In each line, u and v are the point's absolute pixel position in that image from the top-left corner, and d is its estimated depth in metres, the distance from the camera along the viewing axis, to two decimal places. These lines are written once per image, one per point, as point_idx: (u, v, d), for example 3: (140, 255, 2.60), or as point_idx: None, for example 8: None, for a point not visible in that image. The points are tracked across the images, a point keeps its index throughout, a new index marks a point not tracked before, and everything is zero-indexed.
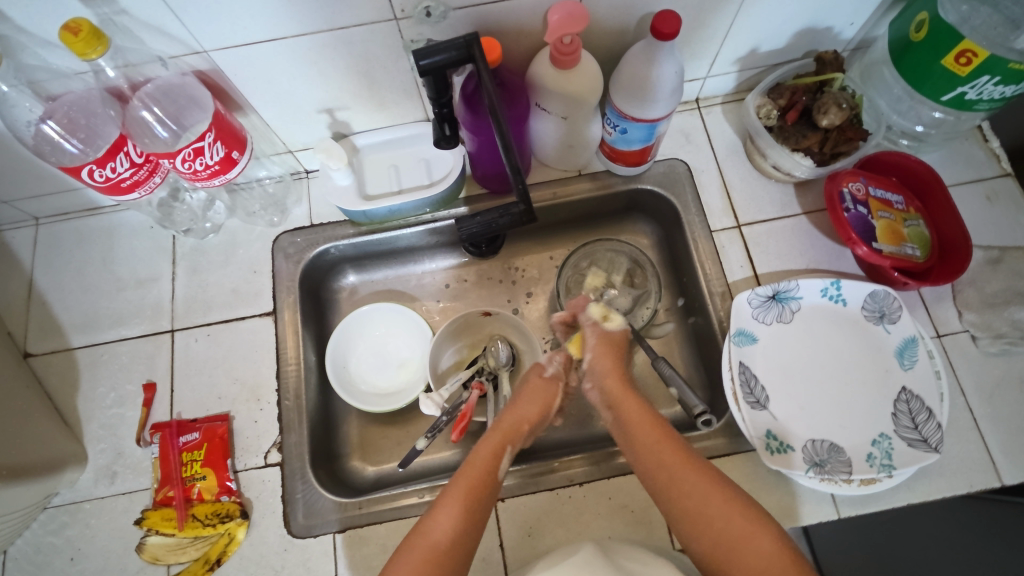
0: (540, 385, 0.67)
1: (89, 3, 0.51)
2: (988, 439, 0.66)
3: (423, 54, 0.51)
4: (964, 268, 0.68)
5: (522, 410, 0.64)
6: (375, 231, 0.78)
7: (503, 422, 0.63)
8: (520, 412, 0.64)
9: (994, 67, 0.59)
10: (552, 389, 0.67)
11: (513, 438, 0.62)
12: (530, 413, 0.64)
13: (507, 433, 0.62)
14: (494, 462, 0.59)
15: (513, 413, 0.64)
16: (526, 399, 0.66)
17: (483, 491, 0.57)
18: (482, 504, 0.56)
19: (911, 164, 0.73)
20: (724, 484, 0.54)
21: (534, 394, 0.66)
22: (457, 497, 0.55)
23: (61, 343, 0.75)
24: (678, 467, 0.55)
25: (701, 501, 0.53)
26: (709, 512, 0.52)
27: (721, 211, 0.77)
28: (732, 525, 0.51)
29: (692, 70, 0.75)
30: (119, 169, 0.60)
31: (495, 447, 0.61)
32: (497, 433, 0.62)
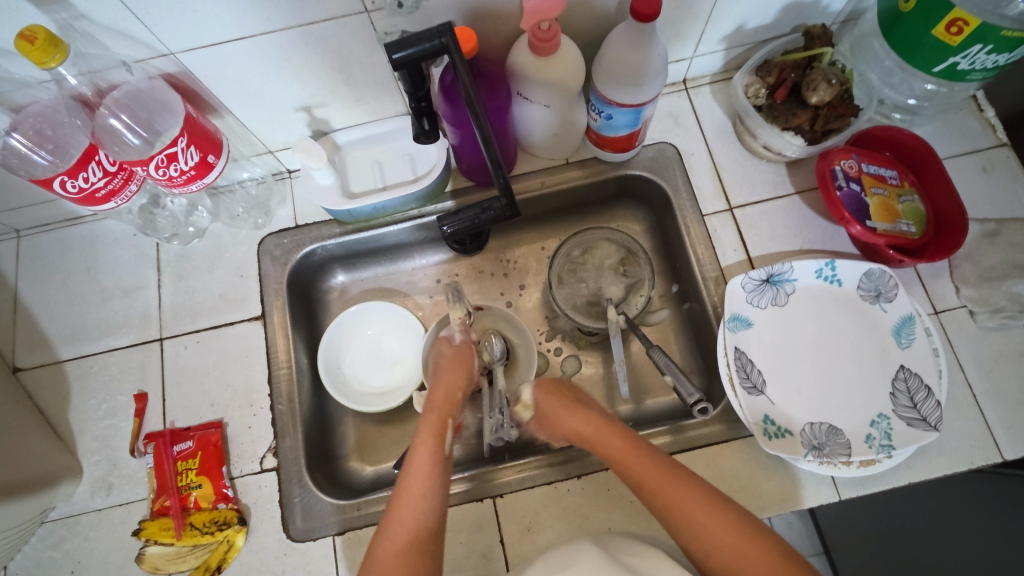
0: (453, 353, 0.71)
1: (46, 8, 0.49)
2: (988, 414, 0.65)
3: (395, 47, 0.48)
4: (960, 243, 0.66)
5: (449, 378, 0.68)
6: (361, 229, 0.77)
7: (437, 398, 0.66)
8: (445, 381, 0.68)
9: (986, 35, 0.57)
10: (466, 354, 0.72)
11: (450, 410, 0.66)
12: (456, 379, 0.68)
13: (442, 409, 0.66)
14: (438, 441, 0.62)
15: (443, 386, 0.68)
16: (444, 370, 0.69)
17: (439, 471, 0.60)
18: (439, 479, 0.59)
19: (905, 138, 0.71)
20: (691, 476, 0.56)
21: (453, 364, 0.70)
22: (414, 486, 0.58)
23: (50, 356, 0.74)
24: (646, 464, 0.57)
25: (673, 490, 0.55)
26: (680, 502, 0.54)
27: (712, 194, 0.76)
28: (703, 512, 0.53)
29: (677, 50, 0.73)
30: (92, 179, 0.59)
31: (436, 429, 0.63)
32: (435, 411, 0.65)
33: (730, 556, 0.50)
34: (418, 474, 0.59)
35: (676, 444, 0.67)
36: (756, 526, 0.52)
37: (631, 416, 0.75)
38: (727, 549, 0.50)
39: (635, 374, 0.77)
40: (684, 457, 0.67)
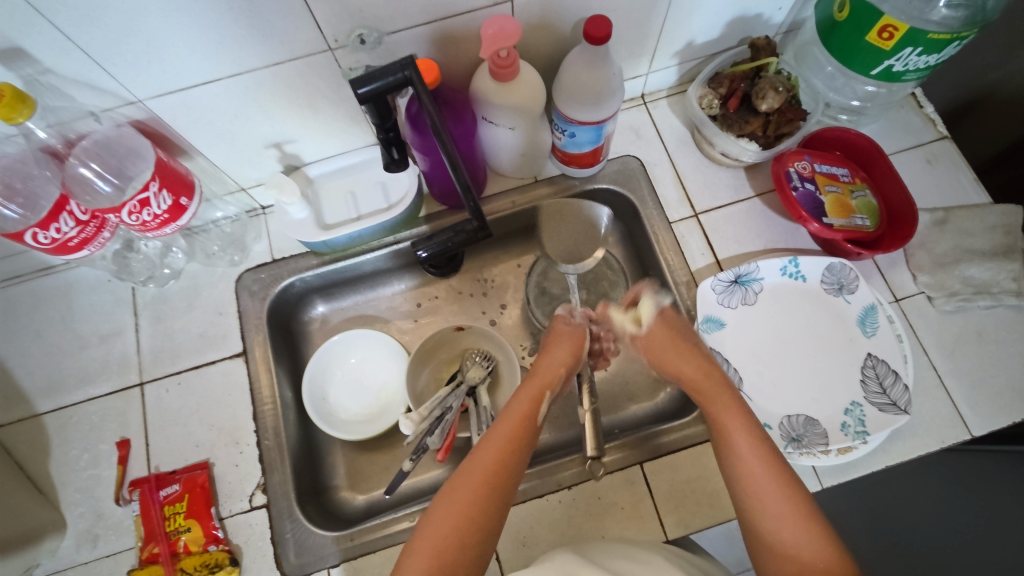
0: (566, 331, 0.68)
1: (12, 65, 0.50)
2: (954, 394, 0.68)
3: (360, 82, 0.50)
4: (912, 233, 0.70)
5: (554, 354, 0.65)
6: (339, 259, 0.78)
7: (538, 369, 0.63)
8: (551, 359, 0.64)
9: (915, 39, 0.61)
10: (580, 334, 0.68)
11: (551, 384, 0.61)
12: (562, 355, 0.64)
13: (545, 381, 0.61)
14: (529, 422, 0.57)
15: (547, 359, 0.64)
16: (554, 346, 0.66)
17: (508, 469, 0.52)
18: (507, 480, 0.52)
19: (852, 137, 0.75)
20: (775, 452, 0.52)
21: (562, 341, 0.67)
22: (469, 480, 0.51)
23: (27, 410, 0.73)
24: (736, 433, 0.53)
25: (749, 466, 0.51)
26: (755, 483, 0.50)
27: (678, 202, 0.78)
28: (777, 500, 0.48)
29: (633, 68, 0.76)
30: (64, 229, 0.59)
31: (523, 412, 0.57)
32: (533, 382, 0.61)
33: (786, 536, 0.46)
34: (480, 465, 0.52)
35: (660, 448, 0.69)
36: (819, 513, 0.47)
37: (617, 422, 0.76)
38: (789, 532, 0.46)
39: (614, 380, 0.78)
40: (669, 459, 0.68)
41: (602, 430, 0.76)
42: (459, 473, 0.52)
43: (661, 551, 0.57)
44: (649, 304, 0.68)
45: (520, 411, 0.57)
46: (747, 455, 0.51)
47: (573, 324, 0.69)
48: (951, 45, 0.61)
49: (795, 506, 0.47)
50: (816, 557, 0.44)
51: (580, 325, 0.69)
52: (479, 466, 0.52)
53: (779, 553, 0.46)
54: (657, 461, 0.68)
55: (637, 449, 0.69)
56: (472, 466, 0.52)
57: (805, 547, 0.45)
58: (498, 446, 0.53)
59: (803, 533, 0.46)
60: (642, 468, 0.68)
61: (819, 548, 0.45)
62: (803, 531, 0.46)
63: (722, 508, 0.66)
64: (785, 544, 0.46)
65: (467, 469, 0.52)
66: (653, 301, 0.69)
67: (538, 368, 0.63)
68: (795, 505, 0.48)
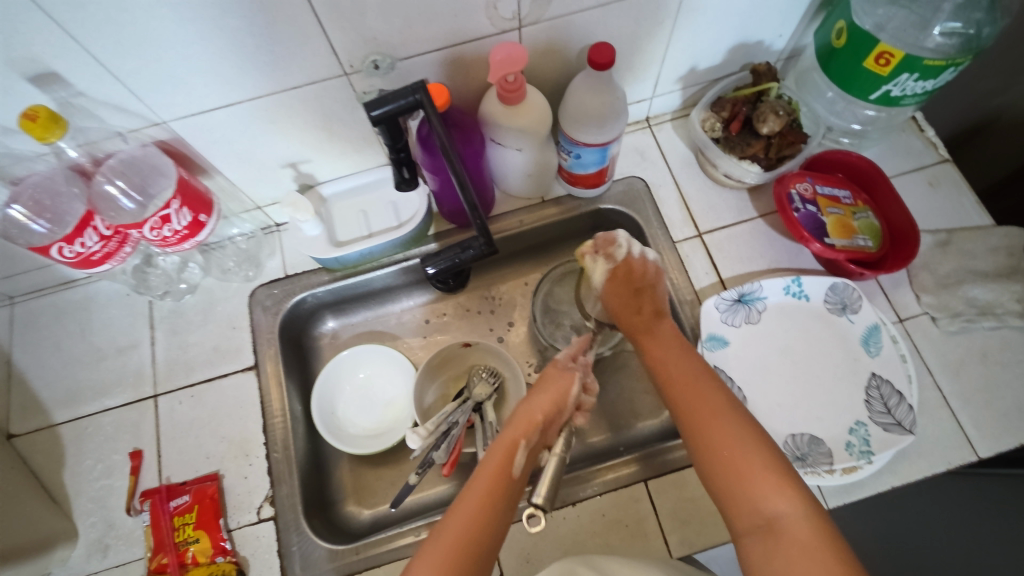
0: (553, 374, 0.64)
1: (47, 89, 0.53)
2: (959, 415, 0.68)
3: (374, 105, 0.52)
4: (914, 253, 0.71)
5: (534, 399, 0.60)
6: (349, 275, 0.79)
7: (518, 415, 0.59)
8: (532, 404, 0.60)
9: (912, 64, 0.63)
10: (566, 380, 0.63)
11: (529, 431, 0.57)
12: (541, 402, 0.60)
13: (523, 429, 0.57)
14: (508, 463, 0.55)
15: (524, 404, 0.60)
16: (537, 392, 0.62)
17: (497, 501, 0.52)
18: (496, 508, 0.52)
19: (853, 160, 0.77)
20: (739, 412, 0.53)
21: (548, 387, 0.62)
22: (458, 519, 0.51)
23: (44, 420, 0.75)
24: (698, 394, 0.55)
25: (709, 424, 0.52)
26: (718, 438, 0.51)
27: (682, 222, 0.80)
28: (747, 457, 0.49)
29: (637, 92, 0.79)
30: (88, 244, 0.62)
31: (512, 440, 0.56)
32: (514, 427, 0.57)
33: (756, 500, 0.48)
34: (469, 501, 0.52)
35: (663, 466, 0.69)
36: (787, 468, 0.49)
37: (623, 440, 0.77)
38: (763, 493, 0.47)
39: (620, 397, 0.79)
40: (673, 477, 0.68)
41: (607, 448, 0.76)
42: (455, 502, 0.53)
43: (664, 567, 0.57)
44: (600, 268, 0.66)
45: (507, 440, 0.57)
46: (704, 415, 0.53)
47: (564, 368, 0.65)
48: (947, 71, 0.63)
49: (763, 464, 0.49)
50: (790, 518, 0.46)
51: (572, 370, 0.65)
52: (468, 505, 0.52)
53: (750, 514, 0.48)
54: (662, 478, 0.68)
55: (642, 466, 0.69)
56: (461, 503, 0.52)
57: (774, 506, 0.47)
58: (487, 477, 0.54)
59: (772, 491, 0.47)
60: (646, 486, 0.68)
61: (787, 504, 0.46)
62: (773, 491, 0.47)
63: (726, 527, 0.66)
64: (756, 505, 0.48)
65: (455, 510, 0.52)
66: (603, 266, 0.66)
67: (516, 414, 0.59)
68: (767, 465, 0.49)
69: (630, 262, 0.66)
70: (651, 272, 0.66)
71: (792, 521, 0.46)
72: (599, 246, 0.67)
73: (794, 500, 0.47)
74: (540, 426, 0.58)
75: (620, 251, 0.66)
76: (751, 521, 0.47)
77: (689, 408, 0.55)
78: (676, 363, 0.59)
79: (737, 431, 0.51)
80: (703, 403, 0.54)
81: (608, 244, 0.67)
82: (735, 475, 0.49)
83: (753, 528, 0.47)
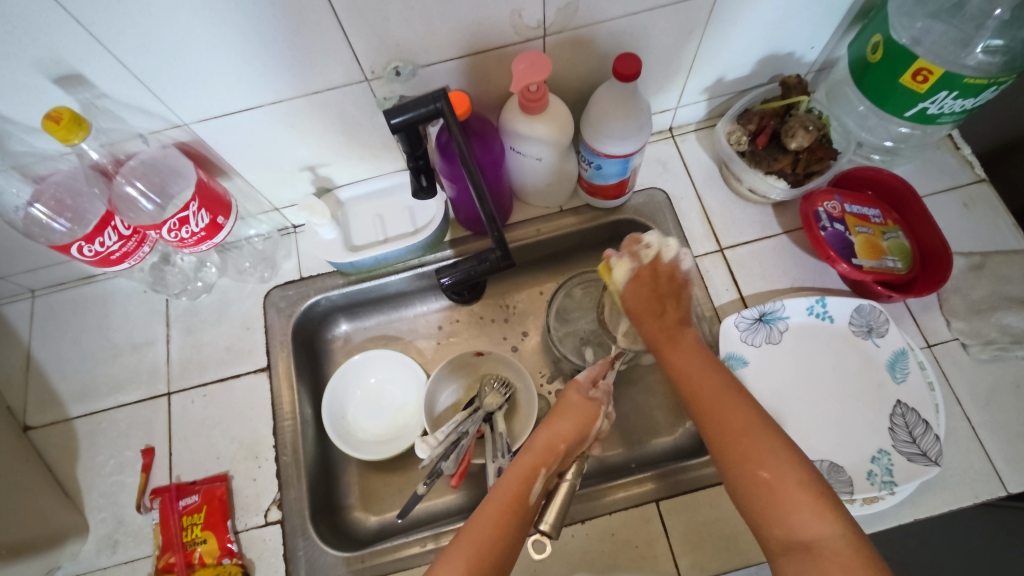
0: (577, 402, 0.60)
1: (71, 90, 0.54)
2: (989, 447, 0.65)
3: (393, 113, 0.52)
4: (946, 277, 0.68)
5: (557, 427, 0.58)
6: (364, 280, 0.79)
7: (537, 443, 0.56)
8: (554, 431, 0.57)
9: (951, 82, 0.60)
10: (593, 407, 0.60)
11: (548, 460, 0.55)
12: (565, 431, 0.57)
13: (542, 457, 0.55)
14: (525, 490, 0.53)
15: (547, 431, 0.57)
16: (559, 418, 0.59)
17: (511, 526, 0.52)
18: (510, 533, 0.51)
19: (885, 177, 0.74)
20: (773, 428, 0.51)
21: (571, 412, 0.59)
22: (473, 541, 0.50)
23: (60, 414, 0.76)
24: (725, 407, 0.53)
25: (739, 441, 0.51)
26: (754, 455, 0.49)
27: (703, 236, 0.78)
28: (779, 475, 0.48)
29: (662, 102, 0.77)
30: (108, 243, 0.62)
31: (532, 468, 0.55)
32: (530, 457, 0.55)
33: (794, 522, 0.46)
34: (485, 517, 0.52)
35: (676, 486, 0.67)
36: (825, 488, 0.47)
37: (635, 456, 0.75)
38: (799, 512, 0.46)
39: (633, 413, 0.77)
40: (685, 498, 0.67)
41: (619, 464, 0.75)
42: (466, 524, 0.52)
43: None
44: (623, 268, 0.63)
45: (523, 468, 0.55)
46: (732, 430, 0.51)
47: (588, 397, 0.61)
48: (988, 90, 0.60)
49: (799, 483, 0.47)
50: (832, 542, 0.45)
51: (595, 399, 0.61)
52: (484, 522, 0.51)
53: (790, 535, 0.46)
54: (675, 499, 0.67)
55: (654, 485, 0.68)
56: (475, 524, 0.51)
57: (813, 528, 0.46)
58: (499, 504, 0.52)
59: (807, 510, 0.46)
60: (658, 506, 0.67)
61: (827, 523, 0.45)
62: (808, 510, 0.46)
63: (740, 552, 0.64)
64: (789, 523, 0.47)
65: (469, 533, 0.51)
66: (626, 265, 0.63)
67: (536, 442, 0.57)
68: (803, 484, 0.47)
69: (657, 265, 0.63)
70: (679, 279, 0.63)
71: (828, 543, 0.45)
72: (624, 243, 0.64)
73: (833, 520, 0.46)
74: (562, 457, 0.56)
75: (651, 250, 0.63)
76: (781, 537, 0.47)
77: (717, 424, 0.53)
78: (700, 373, 0.56)
79: (769, 448, 0.49)
80: (733, 417, 0.52)
81: (636, 243, 0.63)
82: (767, 493, 0.48)
83: (785, 545, 0.47)
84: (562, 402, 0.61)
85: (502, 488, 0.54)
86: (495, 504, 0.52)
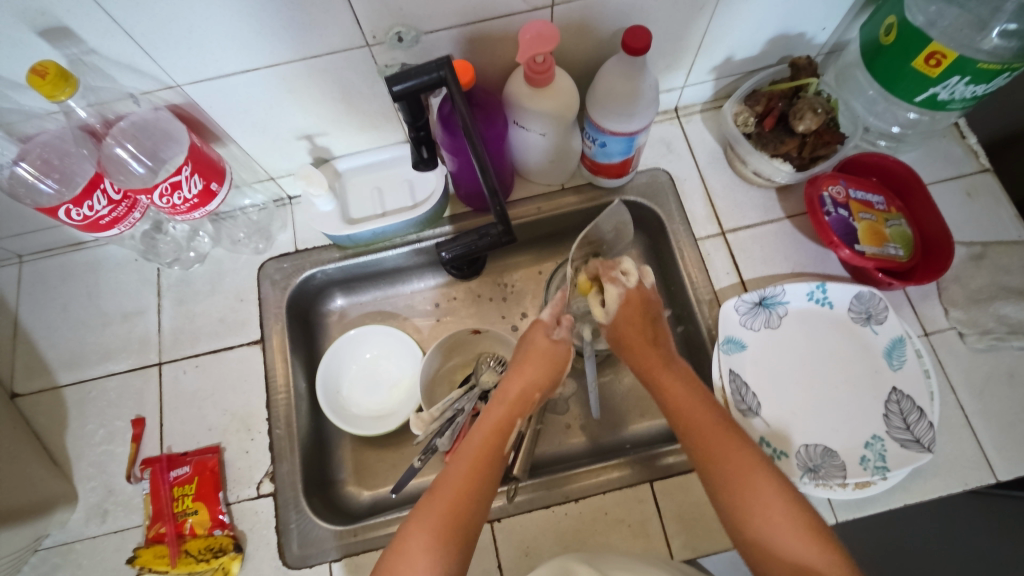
0: (544, 347, 0.61)
1: (58, 44, 0.51)
2: (980, 435, 0.66)
3: (395, 79, 0.50)
4: (947, 266, 0.68)
5: (531, 375, 0.59)
6: (361, 254, 0.78)
7: (511, 393, 0.58)
8: (527, 379, 0.59)
9: (964, 67, 0.60)
10: (559, 350, 0.62)
11: (523, 410, 0.58)
12: (537, 377, 0.60)
13: (516, 410, 0.57)
14: (498, 443, 0.54)
15: (522, 379, 0.59)
16: (529, 363, 0.60)
17: (483, 482, 0.51)
18: (483, 486, 0.51)
19: (890, 164, 0.74)
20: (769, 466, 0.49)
21: (540, 358, 0.61)
22: (447, 490, 0.50)
23: (49, 382, 0.74)
24: (724, 436, 0.51)
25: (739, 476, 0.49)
26: (751, 490, 0.48)
27: (705, 218, 0.77)
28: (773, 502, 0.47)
29: (669, 81, 0.76)
30: (97, 208, 0.61)
31: (501, 422, 0.56)
32: (505, 406, 0.57)
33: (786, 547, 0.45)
34: (458, 468, 0.51)
35: (671, 468, 0.68)
36: (814, 516, 0.46)
37: (629, 437, 0.75)
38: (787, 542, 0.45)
39: (628, 394, 0.77)
40: (680, 480, 0.67)
41: (613, 445, 0.75)
42: (441, 476, 0.51)
43: (653, 560, 0.56)
44: (614, 296, 0.62)
45: (494, 419, 0.56)
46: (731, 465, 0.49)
47: (552, 340, 0.62)
48: (1000, 76, 0.59)
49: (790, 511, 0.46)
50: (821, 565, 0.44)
51: (561, 341, 0.62)
52: (457, 477, 0.51)
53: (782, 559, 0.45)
54: (668, 480, 0.67)
55: (650, 465, 0.68)
56: (449, 475, 0.51)
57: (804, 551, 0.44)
58: (469, 464, 0.52)
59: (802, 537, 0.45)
60: (651, 487, 0.67)
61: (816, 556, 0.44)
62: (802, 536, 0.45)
63: None
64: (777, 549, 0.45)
65: (441, 485, 0.50)
66: (615, 290, 0.63)
67: (509, 392, 0.58)
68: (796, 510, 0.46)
69: (641, 290, 0.63)
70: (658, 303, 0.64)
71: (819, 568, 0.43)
72: (602, 271, 0.65)
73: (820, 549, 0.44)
74: (533, 404, 0.59)
75: (631, 277, 0.63)
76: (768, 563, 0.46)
77: (711, 460, 0.51)
78: (695, 407, 0.54)
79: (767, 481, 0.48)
80: (730, 450, 0.50)
81: (608, 277, 0.64)
82: (752, 519, 0.47)
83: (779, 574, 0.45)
84: (530, 346, 0.62)
85: (474, 443, 0.54)
86: (467, 457, 0.52)
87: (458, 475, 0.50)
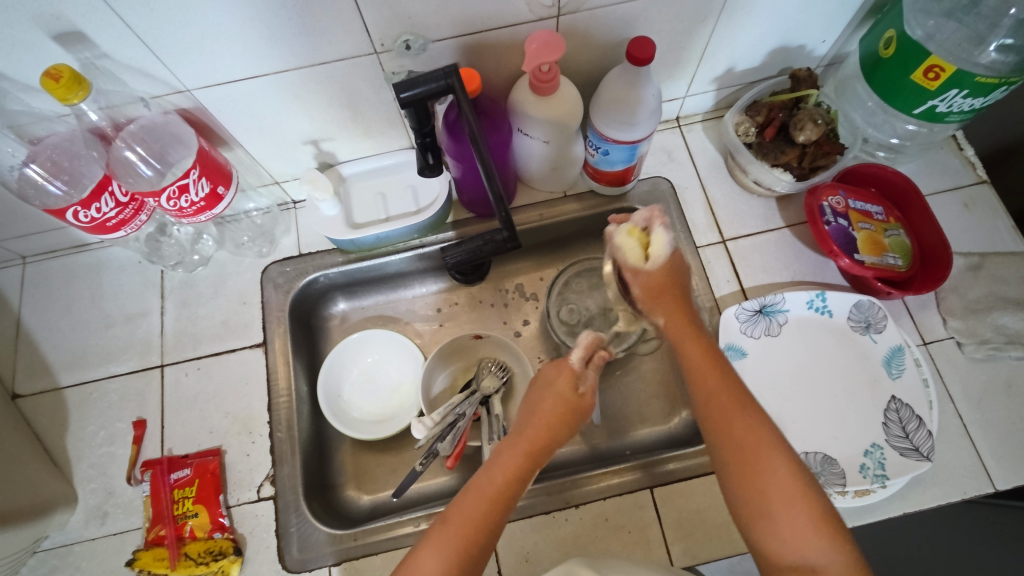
0: (571, 404, 0.57)
1: (71, 48, 0.52)
2: (978, 444, 0.66)
3: (403, 87, 0.51)
4: (945, 276, 0.69)
5: (555, 429, 0.55)
6: (364, 258, 0.78)
7: (528, 443, 0.54)
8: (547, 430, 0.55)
9: (962, 81, 0.61)
10: (583, 405, 0.58)
11: (537, 461, 0.55)
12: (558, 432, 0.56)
13: (531, 455, 0.54)
14: (513, 487, 0.52)
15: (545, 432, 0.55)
16: (548, 412, 0.56)
17: (496, 516, 0.51)
18: (496, 521, 0.51)
19: (889, 175, 0.75)
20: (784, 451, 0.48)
21: (561, 406, 0.57)
22: (460, 526, 0.50)
23: (50, 383, 0.74)
24: (740, 416, 0.50)
25: (755, 467, 0.48)
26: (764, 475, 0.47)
27: (706, 227, 0.78)
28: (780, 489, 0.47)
29: (671, 90, 0.77)
30: (104, 210, 0.61)
31: (517, 470, 0.53)
32: (516, 454, 0.54)
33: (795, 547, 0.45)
34: (472, 502, 0.51)
35: (672, 474, 0.68)
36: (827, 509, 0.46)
37: (629, 443, 0.75)
38: (798, 536, 0.45)
39: (629, 401, 0.77)
40: (680, 486, 0.67)
41: (614, 451, 0.75)
42: (454, 508, 0.51)
43: (653, 567, 0.56)
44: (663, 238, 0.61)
45: (510, 462, 0.53)
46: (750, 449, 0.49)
47: (579, 391, 0.58)
48: (998, 89, 0.60)
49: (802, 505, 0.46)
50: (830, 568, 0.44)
51: (585, 393, 0.58)
52: (469, 511, 0.50)
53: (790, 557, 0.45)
54: (668, 487, 0.67)
55: (648, 472, 0.68)
56: (460, 511, 0.50)
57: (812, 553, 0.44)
58: (483, 499, 0.51)
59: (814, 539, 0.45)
60: (652, 493, 0.67)
61: (824, 553, 0.44)
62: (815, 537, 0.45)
63: (730, 539, 0.65)
64: (788, 546, 0.45)
65: (453, 516, 0.50)
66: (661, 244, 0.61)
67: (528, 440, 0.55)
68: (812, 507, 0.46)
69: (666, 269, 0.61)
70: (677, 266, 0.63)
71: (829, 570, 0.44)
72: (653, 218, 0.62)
73: (831, 545, 0.44)
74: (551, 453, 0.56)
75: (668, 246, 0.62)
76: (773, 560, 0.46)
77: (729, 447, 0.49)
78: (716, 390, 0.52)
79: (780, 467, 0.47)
80: (741, 438, 0.49)
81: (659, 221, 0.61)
82: (766, 517, 0.46)
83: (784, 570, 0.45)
84: (551, 390, 0.58)
85: (486, 480, 0.52)
86: (480, 494, 0.51)
87: (471, 512, 0.50)
